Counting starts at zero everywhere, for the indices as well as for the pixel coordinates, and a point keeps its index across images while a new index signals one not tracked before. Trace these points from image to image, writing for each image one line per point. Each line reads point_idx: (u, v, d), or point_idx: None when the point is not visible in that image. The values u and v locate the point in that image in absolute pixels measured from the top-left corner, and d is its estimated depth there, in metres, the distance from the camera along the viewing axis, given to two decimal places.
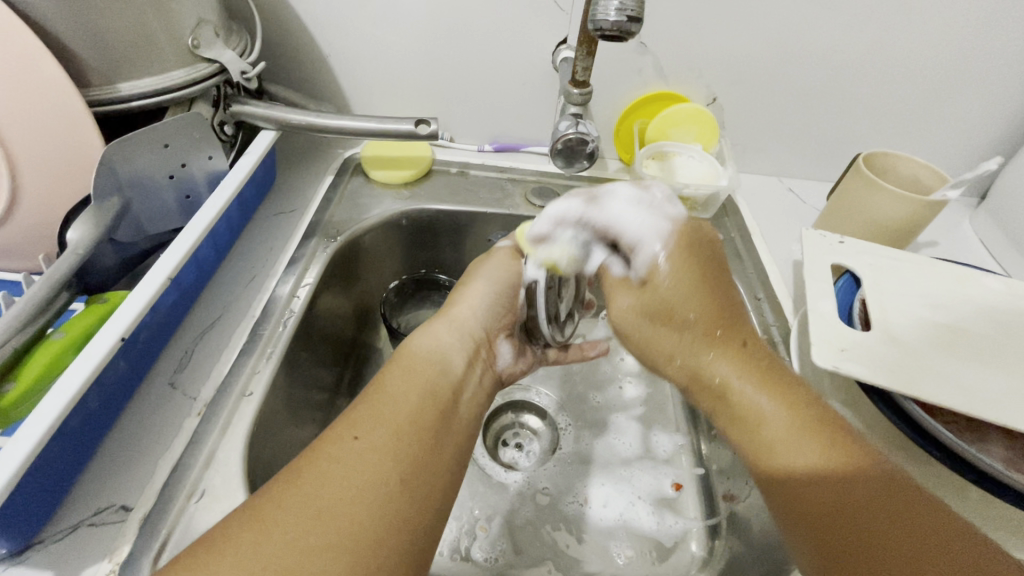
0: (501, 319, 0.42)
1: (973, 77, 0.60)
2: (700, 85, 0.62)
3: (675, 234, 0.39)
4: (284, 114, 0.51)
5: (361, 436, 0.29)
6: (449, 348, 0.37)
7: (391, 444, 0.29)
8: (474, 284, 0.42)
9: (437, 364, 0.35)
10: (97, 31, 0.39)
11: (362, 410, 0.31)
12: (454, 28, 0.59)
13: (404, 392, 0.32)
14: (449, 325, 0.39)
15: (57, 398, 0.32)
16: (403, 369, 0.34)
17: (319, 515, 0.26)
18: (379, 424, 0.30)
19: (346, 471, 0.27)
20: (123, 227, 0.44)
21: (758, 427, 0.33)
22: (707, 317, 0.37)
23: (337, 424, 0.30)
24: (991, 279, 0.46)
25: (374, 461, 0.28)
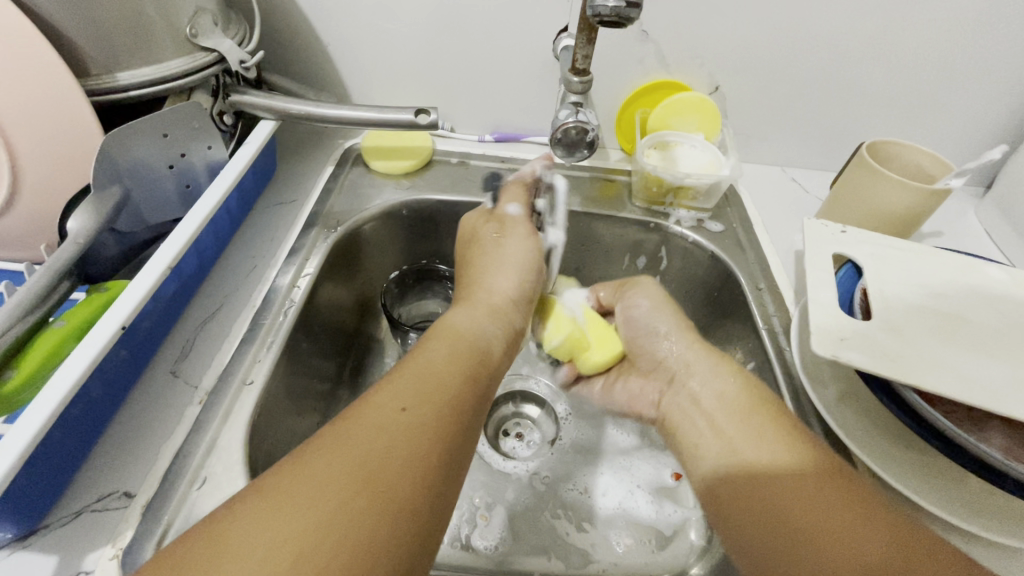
0: (523, 307, 0.44)
1: (979, 64, 0.59)
2: (703, 74, 0.62)
3: None
4: (283, 105, 0.51)
5: (408, 408, 0.29)
6: (484, 332, 0.38)
7: (435, 421, 0.30)
8: (496, 265, 0.45)
9: (474, 345, 0.37)
10: (94, 19, 0.39)
11: (407, 384, 0.31)
12: (454, 17, 0.58)
13: (444, 366, 0.33)
14: (481, 309, 0.41)
15: (59, 386, 0.32)
16: (443, 347, 0.35)
17: (367, 479, 0.26)
18: (425, 400, 0.30)
19: (395, 440, 0.28)
20: (123, 217, 0.44)
21: (738, 445, 0.36)
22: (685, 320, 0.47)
23: (382, 393, 0.30)
24: (994, 268, 0.45)
25: (420, 435, 0.28)
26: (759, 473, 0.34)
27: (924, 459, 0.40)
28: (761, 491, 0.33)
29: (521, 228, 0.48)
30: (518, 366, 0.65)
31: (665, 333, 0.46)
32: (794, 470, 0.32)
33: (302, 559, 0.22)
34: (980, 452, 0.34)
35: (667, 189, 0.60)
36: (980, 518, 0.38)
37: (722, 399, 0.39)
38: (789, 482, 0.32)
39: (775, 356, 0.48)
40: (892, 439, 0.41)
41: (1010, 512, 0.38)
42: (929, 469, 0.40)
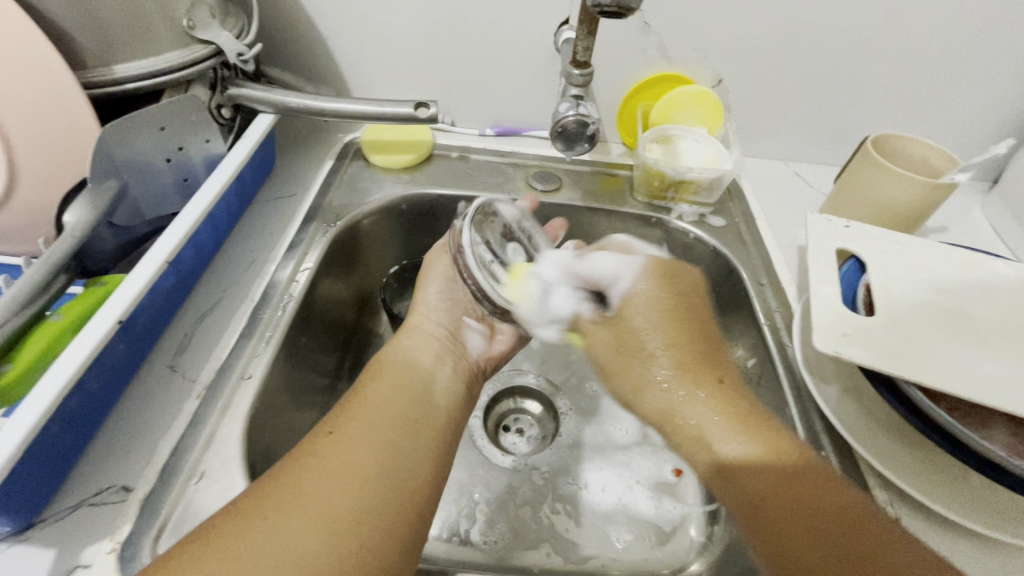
0: (457, 314, 0.46)
1: (986, 56, 0.58)
2: (706, 66, 0.61)
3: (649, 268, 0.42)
4: (281, 98, 0.50)
5: (335, 429, 0.32)
6: (416, 349, 0.41)
7: (366, 431, 0.32)
8: (425, 287, 0.46)
9: (406, 363, 0.39)
10: (90, 11, 0.39)
11: (337, 412, 0.34)
12: (454, 10, 0.58)
13: (365, 386, 0.36)
14: (411, 333, 0.43)
15: (56, 379, 0.32)
16: (375, 372, 0.38)
17: (299, 492, 0.28)
18: (356, 418, 0.33)
19: (324, 458, 0.30)
20: (120, 211, 0.44)
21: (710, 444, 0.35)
22: (682, 350, 0.38)
23: (313, 428, 0.33)
24: (1000, 263, 0.45)
25: (349, 445, 0.31)
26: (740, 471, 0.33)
27: (927, 456, 0.40)
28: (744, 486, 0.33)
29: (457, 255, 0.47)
30: (518, 361, 0.65)
31: (644, 376, 0.39)
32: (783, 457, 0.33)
33: None
34: (988, 451, 0.33)
35: (669, 183, 0.59)
36: (984, 516, 0.37)
37: (704, 419, 0.36)
38: (772, 482, 0.32)
39: (776, 351, 0.48)
40: (894, 436, 0.41)
41: (1012, 510, 0.38)
42: (931, 467, 0.39)
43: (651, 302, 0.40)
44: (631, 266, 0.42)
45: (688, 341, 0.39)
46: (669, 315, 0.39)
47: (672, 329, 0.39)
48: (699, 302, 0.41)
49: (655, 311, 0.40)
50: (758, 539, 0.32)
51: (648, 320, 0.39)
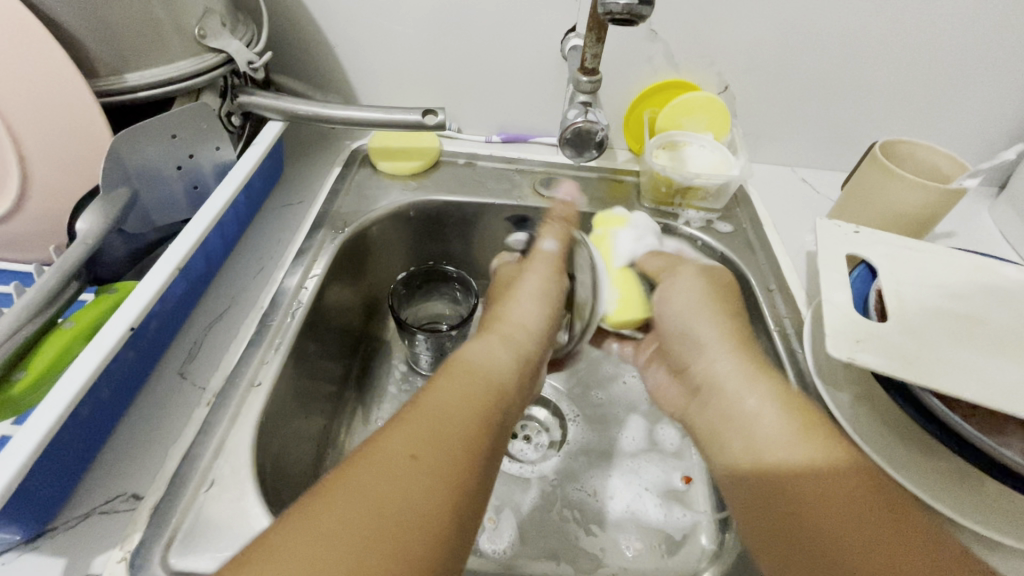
0: (545, 333, 0.44)
1: (994, 62, 0.58)
2: (712, 73, 0.61)
3: (712, 282, 0.48)
4: (291, 105, 0.51)
5: (418, 456, 0.28)
6: (499, 362, 0.38)
7: (451, 469, 0.28)
8: (523, 305, 0.45)
9: (493, 381, 0.36)
10: (103, 20, 0.39)
11: (423, 427, 0.30)
12: (461, 18, 0.58)
13: (454, 403, 0.32)
14: (495, 340, 0.40)
15: (68, 386, 0.32)
16: (456, 380, 0.34)
17: (370, 532, 0.25)
18: (439, 445, 0.29)
19: (406, 493, 0.27)
20: (131, 218, 0.44)
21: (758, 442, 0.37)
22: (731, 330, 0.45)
23: (390, 439, 0.29)
24: (1011, 268, 0.44)
25: (433, 486, 0.27)
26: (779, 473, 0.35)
27: (941, 465, 0.39)
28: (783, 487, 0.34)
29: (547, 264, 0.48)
30: None
31: (705, 339, 0.45)
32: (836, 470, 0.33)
33: None
34: (1001, 455, 0.33)
35: (676, 190, 0.59)
36: (1004, 526, 0.36)
37: (770, 431, 0.37)
38: (822, 488, 0.33)
39: (786, 357, 0.48)
40: (906, 444, 0.40)
41: None
42: (946, 475, 0.39)
43: (708, 301, 0.47)
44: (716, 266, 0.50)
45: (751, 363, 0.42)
46: (722, 318, 0.45)
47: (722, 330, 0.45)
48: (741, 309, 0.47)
49: (703, 305, 0.46)
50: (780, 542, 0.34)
51: (691, 307, 0.47)
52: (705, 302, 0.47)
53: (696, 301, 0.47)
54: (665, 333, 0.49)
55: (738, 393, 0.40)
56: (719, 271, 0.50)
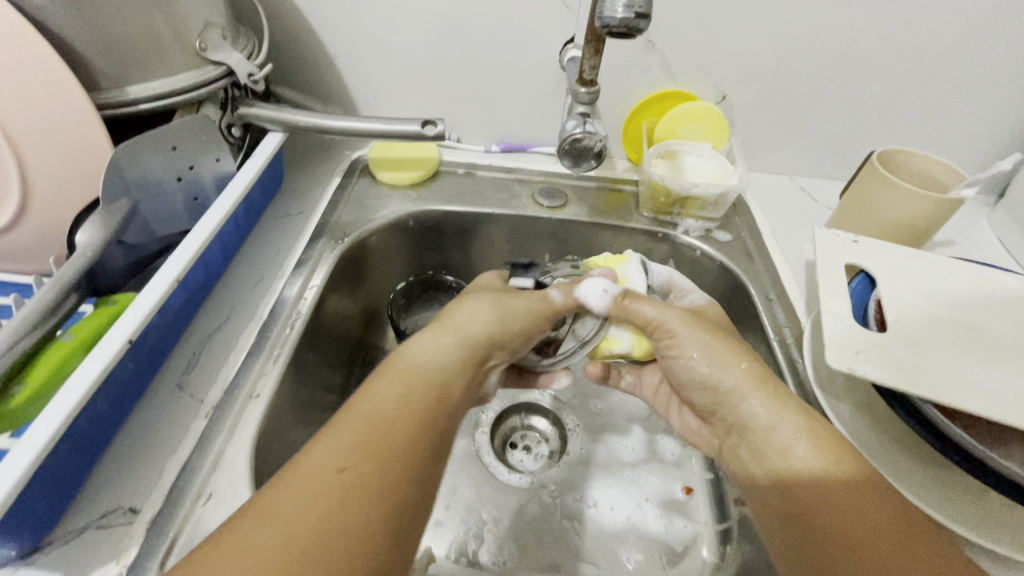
0: (510, 333, 0.40)
1: (990, 72, 0.58)
2: (710, 83, 0.62)
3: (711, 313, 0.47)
4: (290, 116, 0.51)
5: (345, 469, 0.29)
6: (447, 363, 0.37)
7: (379, 481, 0.29)
8: (485, 301, 0.41)
9: (437, 384, 0.35)
10: (106, 34, 0.40)
11: (352, 436, 0.31)
12: (461, 30, 0.59)
13: (388, 411, 0.32)
14: (446, 333, 0.38)
15: (66, 399, 0.32)
16: (395, 383, 0.34)
17: (292, 543, 0.26)
18: (365, 455, 0.30)
19: (328, 504, 0.28)
20: (131, 229, 0.44)
21: (787, 454, 0.36)
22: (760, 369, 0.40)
23: (321, 449, 0.30)
24: (1010, 278, 0.44)
25: (358, 499, 0.28)
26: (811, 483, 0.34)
27: (941, 476, 0.39)
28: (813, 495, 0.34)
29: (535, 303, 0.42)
30: None
31: (708, 367, 0.42)
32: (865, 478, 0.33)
33: None
34: (1001, 467, 0.33)
35: (675, 199, 0.59)
36: (1011, 542, 0.36)
37: (800, 444, 0.36)
38: (850, 492, 0.33)
39: (786, 367, 0.47)
40: (906, 454, 0.40)
41: None
42: (947, 486, 0.39)
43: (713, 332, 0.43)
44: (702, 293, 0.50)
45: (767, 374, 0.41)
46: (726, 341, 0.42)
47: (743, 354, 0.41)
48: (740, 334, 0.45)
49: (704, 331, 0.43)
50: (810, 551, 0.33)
51: (703, 343, 0.42)
52: (715, 335, 0.42)
53: (704, 339, 0.42)
54: (675, 370, 0.44)
55: (786, 435, 0.37)
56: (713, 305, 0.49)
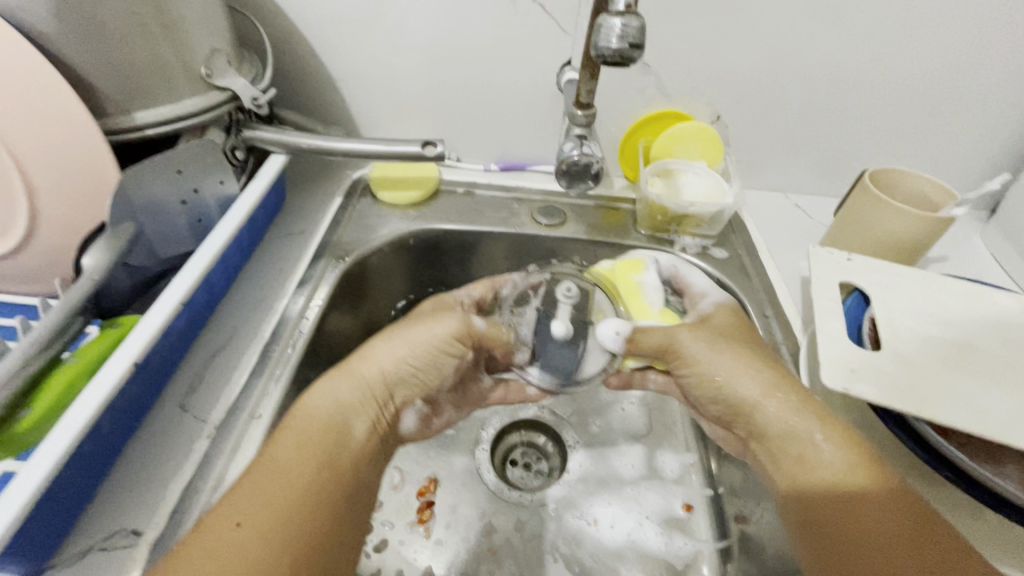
0: (408, 375, 0.42)
1: (979, 92, 0.60)
2: (704, 104, 0.63)
3: (725, 314, 0.47)
4: (295, 139, 0.53)
5: (244, 523, 0.31)
6: (349, 407, 0.39)
7: (275, 531, 0.31)
8: (387, 343, 0.42)
9: (335, 428, 0.37)
10: (114, 63, 0.40)
11: (251, 488, 0.33)
12: (460, 54, 0.60)
13: (290, 460, 0.34)
14: (348, 380, 0.40)
15: (73, 423, 0.32)
16: (295, 432, 0.36)
17: None
18: (265, 504, 0.32)
19: (231, 559, 0.30)
20: (136, 251, 0.44)
21: (809, 461, 0.37)
22: (776, 367, 0.42)
23: (217, 510, 0.32)
24: (1002, 295, 0.45)
25: (256, 549, 0.30)
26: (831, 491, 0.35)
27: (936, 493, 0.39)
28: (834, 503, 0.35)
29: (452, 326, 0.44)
30: None
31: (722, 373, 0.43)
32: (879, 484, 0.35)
33: None
34: (999, 486, 0.33)
35: (671, 218, 0.60)
36: (1002, 555, 0.37)
37: (820, 453, 0.37)
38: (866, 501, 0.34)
39: None
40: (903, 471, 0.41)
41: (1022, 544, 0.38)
42: (943, 503, 0.39)
43: (715, 339, 0.44)
44: (721, 294, 0.50)
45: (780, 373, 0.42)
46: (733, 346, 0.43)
47: (755, 355, 0.43)
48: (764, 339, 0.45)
49: (710, 341, 0.44)
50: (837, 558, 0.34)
51: (706, 351, 0.44)
52: (715, 344, 0.44)
53: (705, 351, 0.44)
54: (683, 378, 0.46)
55: (802, 439, 0.38)
56: (733, 302, 0.49)
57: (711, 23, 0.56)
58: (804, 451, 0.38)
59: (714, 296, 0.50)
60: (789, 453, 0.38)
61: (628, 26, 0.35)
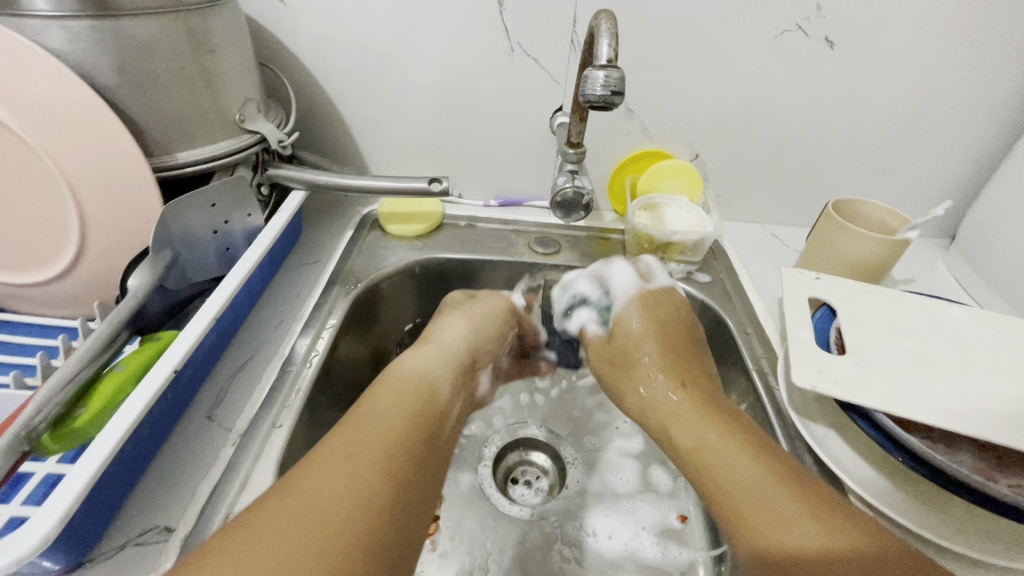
0: (479, 346, 0.50)
1: (928, 132, 0.67)
2: (683, 144, 0.70)
3: (636, 300, 0.52)
4: (313, 176, 0.58)
5: (354, 455, 0.32)
6: (437, 368, 0.44)
7: (382, 458, 0.33)
8: (457, 318, 0.51)
9: (427, 383, 0.41)
10: (162, 110, 0.46)
11: (357, 423, 0.35)
12: (463, 101, 0.67)
13: (394, 407, 0.38)
14: (433, 347, 0.46)
15: (120, 423, 0.36)
16: (393, 382, 0.40)
17: (317, 516, 0.28)
18: (374, 439, 0.34)
19: (343, 482, 0.31)
20: (172, 276, 0.49)
21: (741, 492, 0.36)
22: (665, 358, 0.48)
23: (328, 443, 0.33)
24: (955, 307, 0.50)
25: (371, 470, 0.32)
26: (771, 532, 0.33)
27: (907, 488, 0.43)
28: (777, 546, 0.32)
29: (499, 303, 0.55)
30: (520, 415, 0.69)
31: (641, 364, 0.48)
32: (820, 520, 0.32)
33: None
34: (944, 466, 0.37)
35: (657, 245, 0.66)
36: (971, 542, 0.39)
37: (746, 477, 0.36)
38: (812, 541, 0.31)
39: (764, 393, 0.52)
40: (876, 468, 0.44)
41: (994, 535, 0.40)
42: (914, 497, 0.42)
43: (631, 336, 0.50)
44: (632, 287, 0.54)
45: (706, 404, 0.43)
46: (648, 339, 0.49)
47: (671, 354, 0.48)
48: (688, 333, 0.51)
49: (637, 332, 0.50)
50: None
51: (632, 336, 0.50)
52: (635, 339, 0.50)
53: (626, 342, 0.50)
54: (604, 383, 0.52)
55: (735, 469, 0.37)
56: (644, 288, 0.53)
57: (685, 74, 0.63)
58: (733, 482, 0.36)
59: (625, 291, 0.54)
60: (723, 487, 0.37)
61: (611, 76, 0.41)
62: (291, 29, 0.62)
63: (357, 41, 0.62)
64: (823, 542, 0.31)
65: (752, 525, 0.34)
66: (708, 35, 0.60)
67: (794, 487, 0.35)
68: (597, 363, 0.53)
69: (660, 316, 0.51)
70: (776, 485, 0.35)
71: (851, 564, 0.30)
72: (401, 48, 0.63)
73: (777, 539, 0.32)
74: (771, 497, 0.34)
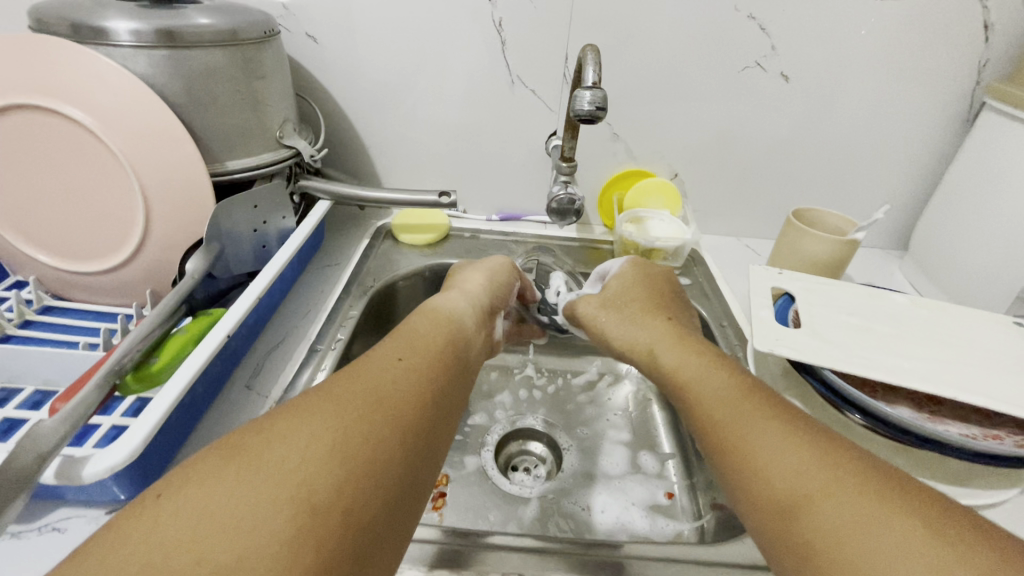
0: (501, 292, 0.58)
1: (875, 154, 0.76)
2: (663, 164, 0.79)
3: (629, 265, 0.63)
4: (338, 187, 0.66)
5: (402, 359, 0.40)
6: (464, 307, 0.51)
7: (423, 366, 0.40)
8: (477, 272, 0.58)
9: (454, 318, 0.48)
10: (218, 125, 0.54)
11: (402, 341, 0.42)
12: (469, 126, 0.76)
13: (428, 331, 0.44)
14: (459, 292, 0.54)
15: (186, 371, 0.43)
16: (427, 314, 0.48)
17: (377, 398, 0.35)
18: (416, 352, 0.41)
19: (393, 377, 0.37)
20: (217, 267, 0.56)
21: (709, 410, 0.41)
22: (643, 303, 0.57)
23: (379, 354, 0.40)
24: (898, 296, 0.58)
25: (416, 372, 0.39)
26: (733, 442, 0.38)
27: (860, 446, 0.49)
28: (738, 454, 0.37)
29: (507, 263, 0.63)
30: (520, 408, 0.75)
31: (627, 309, 0.57)
32: (775, 423, 0.37)
33: (336, 452, 0.30)
34: (881, 412, 0.44)
35: (642, 252, 0.74)
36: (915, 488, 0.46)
37: (717, 397, 0.42)
38: (769, 445, 0.36)
39: None
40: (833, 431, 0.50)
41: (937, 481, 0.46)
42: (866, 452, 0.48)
43: (620, 289, 0.60)
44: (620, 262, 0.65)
45: (675, 334, 0.51)
46: (633, 294, 0.58)
47: (648, 303, 0.57)
48: (661, 288, 0.60)
49: (626, 285, 0.60)
50: (752, 509, 0.35)
51: (622, 290, 0.60)
52: (625, 291, 0.59)
53: (615, 293, 0.60)
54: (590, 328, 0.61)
55: (707, 389, 0.43)
56: (633, 258, 0.64)
57: (663, 103, 0.73)
58: (699, 403, 0.43)
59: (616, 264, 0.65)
60: (696, 406, 0.43)
61: (595, 95, 0.50)
62: (320, 64, 0.71)
63: (378, 75, 0.72)
64: (779, 442, 0.36)
65: (718, 434, 0.39)
66: (680, 70, 0.70)
67: (750, 400, 0.40)
68: (586, 306, 0.61)
69: (642, 276, 0.61)
70: (735, 401, 0.40)
71: (801, 455, 0.34)
72: (416, 80, 0.72)
73: (739, 445, 0.37)
74: (732, 407, 0.40)
